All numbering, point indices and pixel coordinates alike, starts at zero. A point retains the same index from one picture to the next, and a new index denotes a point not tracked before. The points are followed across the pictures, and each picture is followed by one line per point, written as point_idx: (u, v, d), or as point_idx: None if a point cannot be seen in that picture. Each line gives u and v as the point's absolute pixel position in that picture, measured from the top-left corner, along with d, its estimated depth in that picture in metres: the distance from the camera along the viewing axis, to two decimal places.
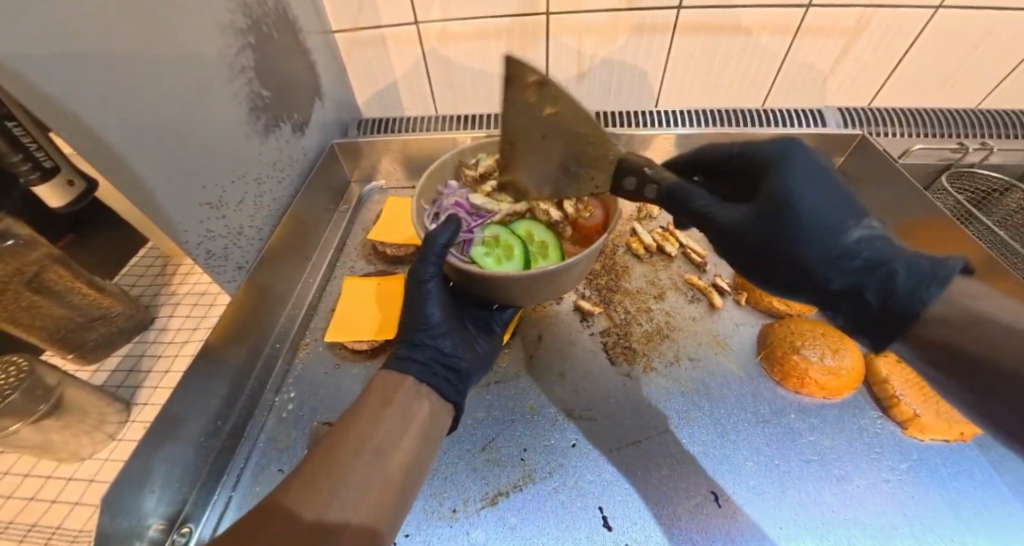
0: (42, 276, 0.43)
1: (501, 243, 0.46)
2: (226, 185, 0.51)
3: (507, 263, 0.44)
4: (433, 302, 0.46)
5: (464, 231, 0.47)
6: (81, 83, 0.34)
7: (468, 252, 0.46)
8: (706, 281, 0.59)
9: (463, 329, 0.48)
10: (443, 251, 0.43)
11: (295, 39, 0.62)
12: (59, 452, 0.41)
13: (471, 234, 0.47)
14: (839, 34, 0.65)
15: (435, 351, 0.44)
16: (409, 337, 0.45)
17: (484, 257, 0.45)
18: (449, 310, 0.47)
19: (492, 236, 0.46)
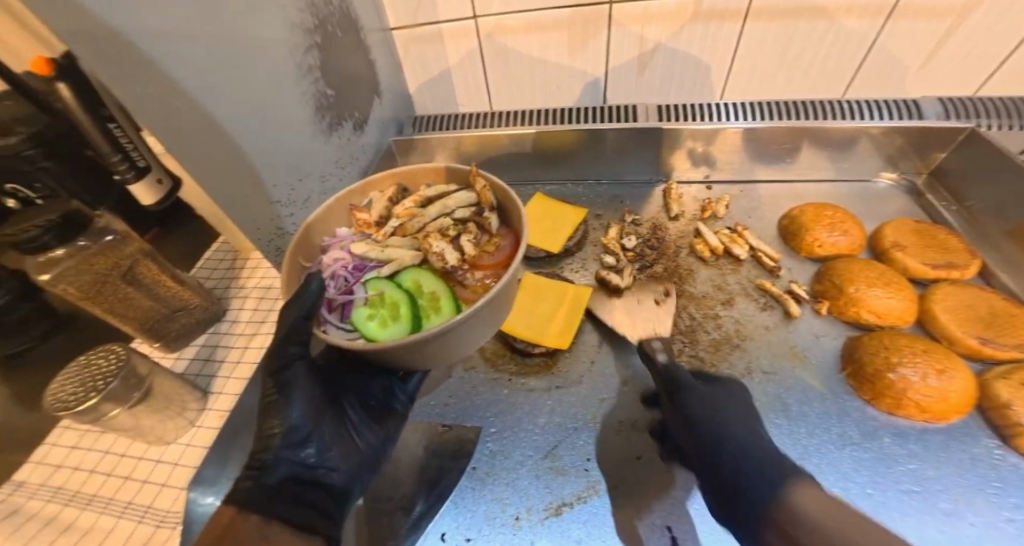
0: (134, 270, 0.46)
1: (386, 301, 0.38)
2: (294, 184, 0.52)
3: (391, 325, 0.36)
4: (296, 401, 0.37)
5: (343, 293, 0.40)
6: (174, 85, 0.35)
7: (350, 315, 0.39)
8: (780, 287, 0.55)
9: (343, 420, 0.42)
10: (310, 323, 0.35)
11: (356, 37, 0.63)
12: (148, 435, 0.44)
13: (352, 295, 0.40)
14: (941, 14, 0.58)
15: (294, 464, 0.37)
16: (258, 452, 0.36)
17: (366, 321, 0.37)
18: (318, 403, 0.40)
19: (373, 294, 0.39)
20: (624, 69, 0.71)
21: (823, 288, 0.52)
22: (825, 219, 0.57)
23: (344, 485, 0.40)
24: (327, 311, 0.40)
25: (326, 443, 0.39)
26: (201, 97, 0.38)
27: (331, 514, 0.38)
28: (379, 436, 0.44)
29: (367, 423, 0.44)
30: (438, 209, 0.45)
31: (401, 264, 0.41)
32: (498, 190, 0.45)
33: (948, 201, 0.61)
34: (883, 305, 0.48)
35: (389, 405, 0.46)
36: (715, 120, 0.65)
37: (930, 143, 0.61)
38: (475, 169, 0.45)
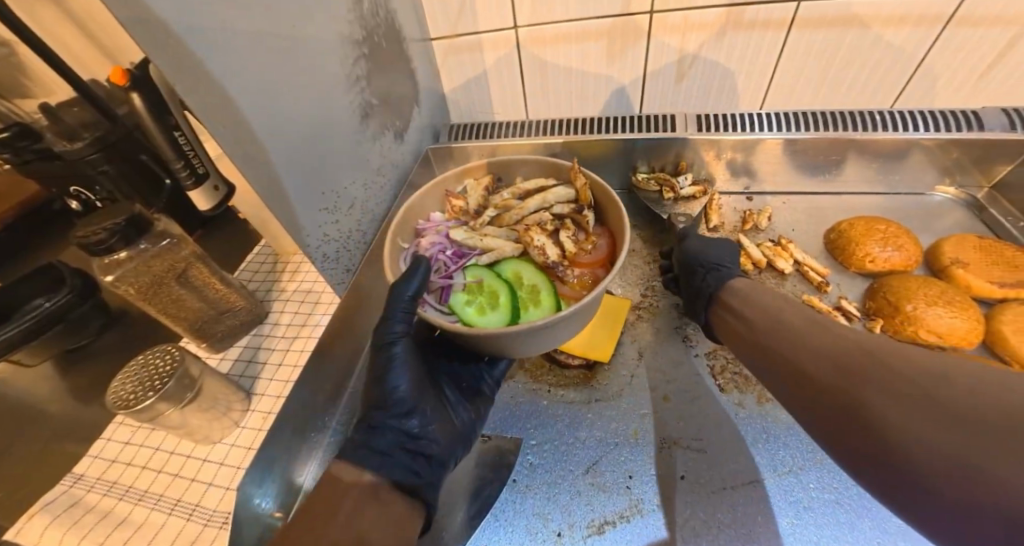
0: (187, 272, 0.47)
1: (485, 289, 0.44)
2: (340, 191, 0.53)
3: (491, 311, 0.42)
4: (401, 374, 0.41)
5: (442, 277, 0.46)
6: (237, 94, 0.37)
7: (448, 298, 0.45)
8: (828, 304, 0.53)
9: (439, 398, 0.45)
10: (412, 303, 0.41)
11: (400, 47, 0.64)
12: (196, 434, 0.45)
13: (449, 281, 0.46)
14: (1003, 23, 0.56)
15: (399, 432, 0.40)
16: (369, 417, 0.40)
17: (466, 306, 0.43)
18: (419, 381, 0.43)
19: (476, 281, 0.44)
20: (662, 79, 0.70)
21: (877, 305, 0.50)
22: (876, 232, 0.54)
23: (443, 457, 0.42)
24: (427, 293, 0.45)
25: (428, 416, 0.42)
26: (261, 106, 0.40)
27: (429, 480, 0.40)
28: (471, 415, 0.46)
29: (459, 402, 0.46)
30: (537, 202, 0.50)
31: (501, 254, 0.47)
32: (596, 189, 0.48)
33: (1013, 215, 0.59)
34: (946, 324, 0.46)
35: (478, 387, 0.48)
36: (758, 131, 0.64)
37: (988, 156, 0.58)
38: (577, 167, 0.48)
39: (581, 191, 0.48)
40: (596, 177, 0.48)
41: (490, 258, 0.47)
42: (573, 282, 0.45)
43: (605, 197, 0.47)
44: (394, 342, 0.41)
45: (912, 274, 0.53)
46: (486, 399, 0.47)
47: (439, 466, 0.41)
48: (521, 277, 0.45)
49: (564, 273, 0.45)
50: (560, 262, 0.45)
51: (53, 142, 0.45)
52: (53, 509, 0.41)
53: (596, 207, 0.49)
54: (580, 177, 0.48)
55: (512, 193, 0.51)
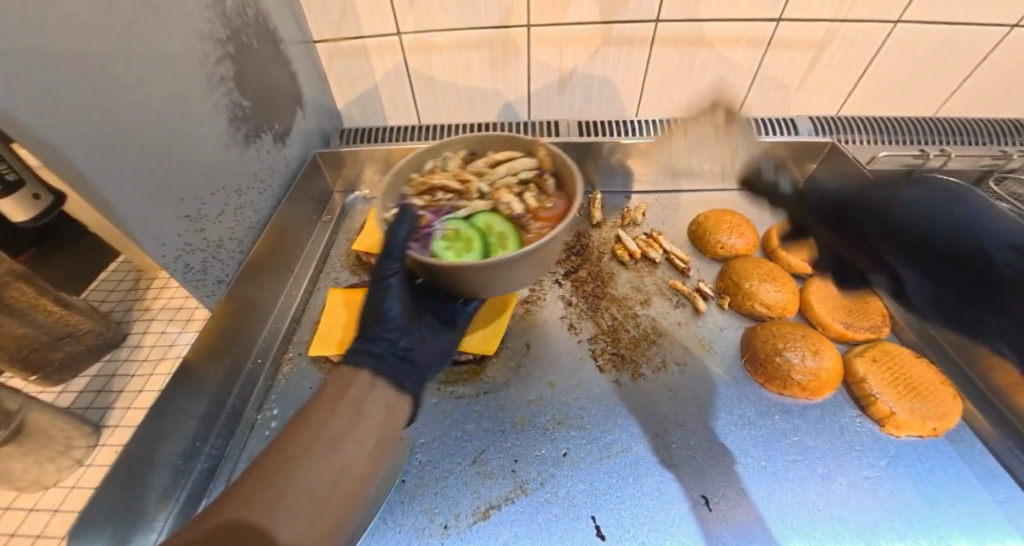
0: (3, 295, 0.39)
1: (461, 237, 0.42)
2: (204, 198, 0.49)
3: (468, 254, 0.40)
4: (394, 297, 0.44)
5: (424, 226, 0.44)
6: (52, 89, 0.33)
7: (429, 246, 0.42)
8: (689, 286, 0.60)
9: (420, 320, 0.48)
10: (404, 245, 0.41)
11: (276, 48, 0.61)
12: (20, 481, 0.39)
13: (430, 229, 0.43)
14: (807, 47, 0.68)
15: (391, 346, 0.43)
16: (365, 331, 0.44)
17: (445, 250, 0.41)
18: (408, 305, 0.46)
19: (454, 230, 0.43)
20: (546, 88, 0.75)
21: (725, 285, 0.58)
22: (724, 222, 0.63)
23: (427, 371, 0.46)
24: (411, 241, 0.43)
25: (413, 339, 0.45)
26: (90, 106, 0.36)
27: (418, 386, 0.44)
28: (447, 338, 0.49)
29: (438, 326, 0.49)
30: (506, 168, 0.47)
31: (474, 208, 0.45)
32: (559, 157, 0.46)
33: None
34: (774, 298, 0.54)
35: (452, 315, 0.51)
36: (626, 136, 0.71)
37: (805, 156, 0.70)
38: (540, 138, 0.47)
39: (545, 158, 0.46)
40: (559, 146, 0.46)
41: (468, 210, 0.45)
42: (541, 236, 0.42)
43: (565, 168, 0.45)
44: (391, 275, 0.43)
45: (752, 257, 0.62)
46: (462, 329, 0.51)
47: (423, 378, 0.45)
48: (491, 227, 0.43)
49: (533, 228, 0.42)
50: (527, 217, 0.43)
51: None
52: None
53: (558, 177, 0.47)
54: (544, 148, 0.47)
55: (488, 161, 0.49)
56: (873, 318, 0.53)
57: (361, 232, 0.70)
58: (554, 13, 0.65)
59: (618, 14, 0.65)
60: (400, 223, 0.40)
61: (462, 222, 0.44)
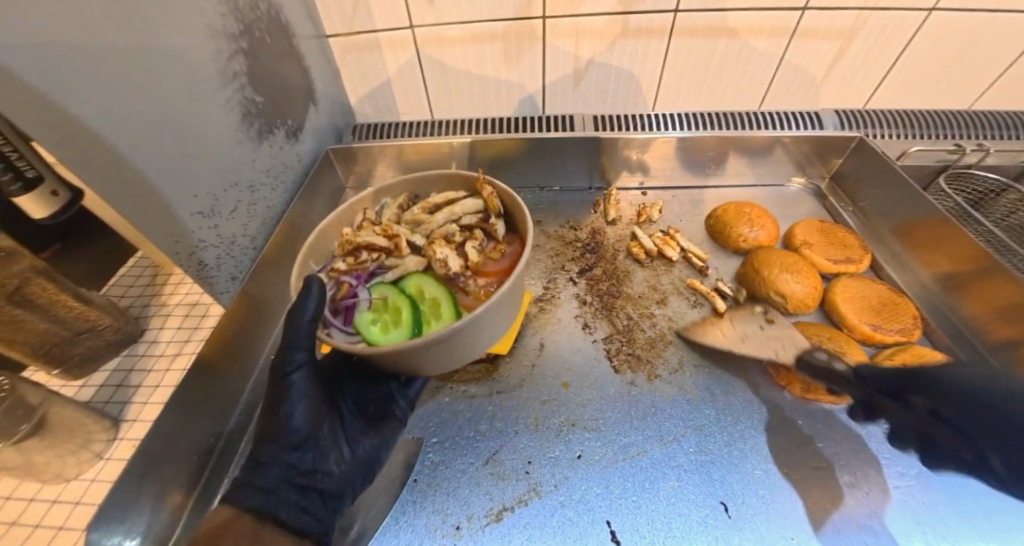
0: (25, 290, 0.40)
1: (390, 306, 0.43)
2: (218, 194, 0.49)
3: (394, 329, 0.40)
4: (297, 399, 0.40)
5: (348, 295, 0.44)
6: (66, 83, 0.33)
7: (352, 320, 0.42)
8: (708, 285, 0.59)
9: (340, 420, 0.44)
10: (312, 322, 0.39)
11: (289, 43, 0.61)
12: (43, 473, 0.39)
13: (355, 298, 0.44)
14: (833, 36, 0.65)
15: (288, 465, 0.39)
16: (262, 442, 0.39)
17: (370, 325, 0.41)
18: (319, 408, 0.42)
19: (381, 298, 0.43)
20: (561, 81, 0.74)
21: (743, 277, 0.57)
22: (744, 215, 0.61)
23: (338, 489, 0.41)
24: (332, 315, 0.43)
25: (323, 448, 0.42)
26: (104, 102, 0.36)
27: (321, 518, 0.39)
28: (375, 441, 0.44)
29: (364, 429, 0.44)
30: (445, 214, 0.50)
31: (406, 268, 0.46)
32: (502, 198, 0.50)
33: (846, 202, 0.68)
34: (794, 292, 0.53)
35: (388, 409, 0.46)
36: (642, 131, 0.69)
37: (830, 151, 0.68)
38: (483, 177, 0.50)
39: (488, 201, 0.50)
40: (504, 185, 0.50)
41: (395, 274, 0.46)
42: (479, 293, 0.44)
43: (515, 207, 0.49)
44: (293, 368, 0.40)
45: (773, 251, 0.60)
46: (398, 420, 0.46)
47: (336, 498, 0.41)
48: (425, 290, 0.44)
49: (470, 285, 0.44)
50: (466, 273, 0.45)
51: None
52: None
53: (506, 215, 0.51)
54: (487, 187, 0.50)
55: (424, 208, 0.52)
56: (904, 319, 0.51)
57: None
58: (570, 4, 0.63)
59: (636, 4, 0.63)
60: (308, 298, 0.38)
61: (391, 286, 0.45)
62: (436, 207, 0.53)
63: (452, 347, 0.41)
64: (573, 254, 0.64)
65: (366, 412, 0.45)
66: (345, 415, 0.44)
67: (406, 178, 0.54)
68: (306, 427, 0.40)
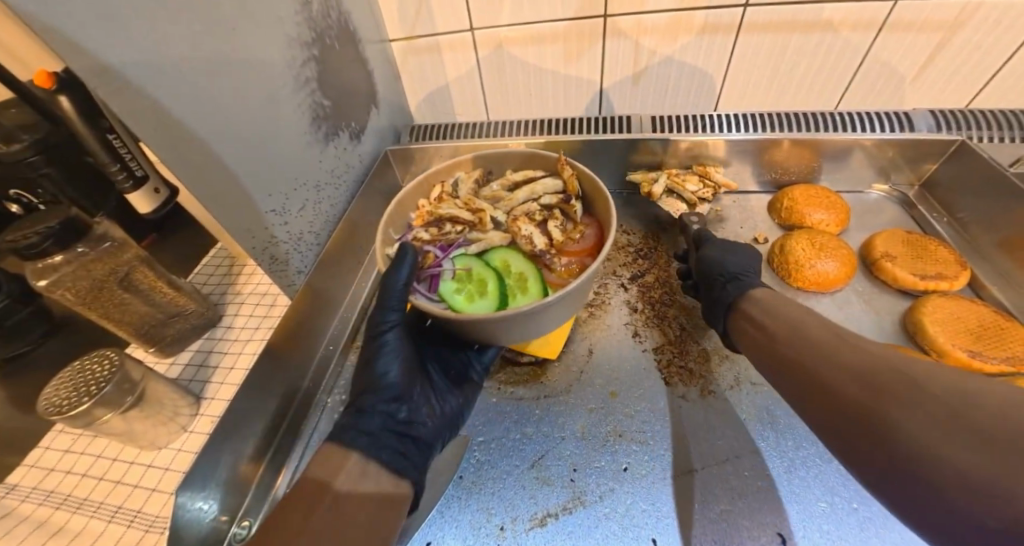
0: (132, 276, 0.47)
1: (473, 277, 0.46)
2: (289, 193, 0.53)
3: (481, 300, 0.43)
4: (391, 357, 0.43)
5: (433, 265, 0.47)
6: (167, 96, 0.36)
7: (438, 287, 0.46)
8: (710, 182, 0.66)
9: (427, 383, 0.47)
10: (404, 290, 0.42)
11: (355, 49, 0.64)
12: (140, 440, 0.45)
13: (439, 268, 0.47)
14: (931, 28, 0.58)
15: (386, 416, 0.41)
16: (365, 395, 0.42)
17: (455, 294, 0.44)
18: (411, 368, 0.45)
19: (465, 269, 0.46)
20: (619, 81, 0.72)
21: (770, 253, 0.58)
22: (816, 199, 0.61)
23: (429, 439, 0.43)
24: (417, 282, 0.46)
25: (416, 401, 0.44)
26: (198, 110, 0.39)
27: (416, 463, 0.41)
28: (458, 400, 0.47)
29: (448, 388, 0.47)
30: (526, 193, 0.52)
31: (490, 243, 0.49)
32: (584, 181, 0.51)
33: (939, 212, 0.62)
34: (827, 272, 0.53)
35: (467, 373, 0.49)
36: (702, 132, 0.66)
37: (919, 156, 0.61)
38: (564, 158, 0.51)
39: (568, 181, 0.51)
40: (585, 168, 0.50)
41: (476, 247, 0.49)
42: (563, 271, 0.47)
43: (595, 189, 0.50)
44: (387, 330, 0.44)
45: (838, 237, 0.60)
46: (473, 389, 0.49)
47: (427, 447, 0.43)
48: (509, 264, 0.47)
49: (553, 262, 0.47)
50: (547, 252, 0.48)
51: None
52: None
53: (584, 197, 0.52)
54: (567, 168, 0.51)
55: (501, 185, 0.54)
56: (1013, 347, 0.45)
57: None
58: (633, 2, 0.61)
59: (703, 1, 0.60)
60: (400, 268, 0.41)
61: (474, 259, 0.47)
62: (514, 184, 0.54)
63: (539, 323, 0.43)
64: (625, 259, 0.62)
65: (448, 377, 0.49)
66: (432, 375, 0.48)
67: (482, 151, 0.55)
68: (402, 381, 0.43)
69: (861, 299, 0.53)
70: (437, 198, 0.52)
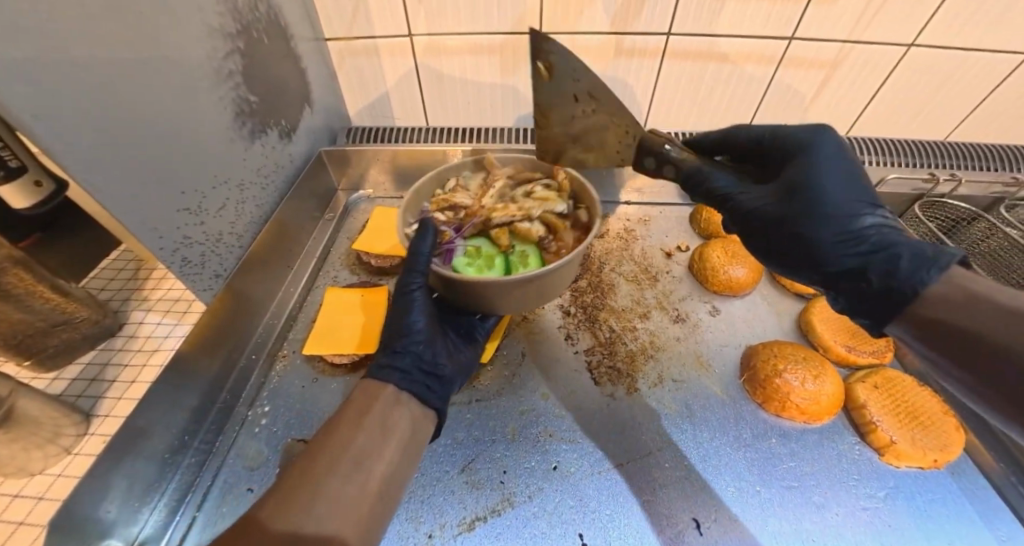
0: (3, 280, 0.39)
1: (482, 253, 0.48)
2: (206, 191, 0.49)
3: (489, 271, 0.46)
4: (419, 310, 0.45)
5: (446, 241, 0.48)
6: (56, 78, 0.33)
7: (451, 261, 0.47)
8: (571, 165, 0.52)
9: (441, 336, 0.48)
10: (428, 259, 0.44)
11: (287, 44, 0.62)
12: (7, 466, 0.38)
13: (452, 244, 0.48)
14: (819, 65, 0.67)
15: (416, 357, 0.43)
16: (390, 344, 0.44)
17: (467, 267, 0.47)
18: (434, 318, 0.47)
19: (475, 247, 0.48)
20: None
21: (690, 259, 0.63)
22: None
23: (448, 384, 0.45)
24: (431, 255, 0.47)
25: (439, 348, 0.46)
26: (95, 95, 0.36)
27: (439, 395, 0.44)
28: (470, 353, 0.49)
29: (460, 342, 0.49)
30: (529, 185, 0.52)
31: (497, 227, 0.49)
32: (576, 180, 0.51)
33: None
34: (738, 277, 0.58)
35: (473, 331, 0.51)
36: None
37: None
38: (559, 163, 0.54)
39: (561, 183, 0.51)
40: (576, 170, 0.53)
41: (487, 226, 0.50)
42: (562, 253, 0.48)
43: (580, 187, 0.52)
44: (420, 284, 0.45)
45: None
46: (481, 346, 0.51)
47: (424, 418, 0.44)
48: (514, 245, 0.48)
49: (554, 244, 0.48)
50: (548, 235, 0.48)
51: None
52: None
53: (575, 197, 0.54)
54: (561, 171, 0.51)
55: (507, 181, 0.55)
56: (877, 340, 0.52)
57: (363, 231, 0.70)
58: (567, 22, 0.65)
59: (629, 27, 0.65)
60: (425, 236, 0.43)
61: (484, 238, 0.49)
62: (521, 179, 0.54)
63: (538, 289, 0.45)
64: None
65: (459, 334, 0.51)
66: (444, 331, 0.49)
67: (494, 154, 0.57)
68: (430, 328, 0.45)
69: (765, 300, 0.59)
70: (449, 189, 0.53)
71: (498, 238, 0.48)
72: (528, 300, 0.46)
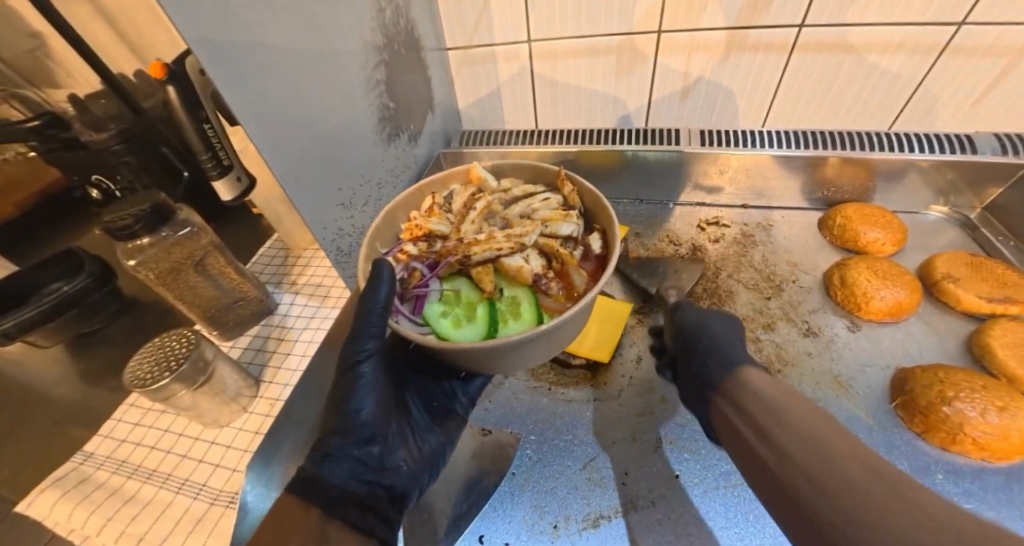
0: (205, 261, 0.50)
1: (462, 300, 0.41)
2: (356, 188, 0.55)
3: (466, 327, 0.40)
4: (367, 398, 0.41)
5: (419, 285, 0.42)
6: (264, 89, 0.39)
7: (423, 310, 0.42)
8: (574, 194, 0.47)
9: (405, 419, 0.46)
10: (382, 313, 0.38)
11: (418, 55, 0.67)
12: (206, 417, 0.46)
13: (426, 289, 0.42)
14: (995, 53, 0.58)
15: (356, 461, 0.39)
16: (324, 444, 0.39)
17: (441, 318, 0.41)
18: (386, 403, 0.43)
19: (454, 291, 0.42)
20: (667, 96, 0.73)
21: (829, 281, 0.57)
22: (871, 218, 0.60)
23: (405, 487, 0.42)
24: (401, 303, 0.42)
25: (392, 443, 0.43)
26: (287, 105, 0.42)
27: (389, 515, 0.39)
28: (441, 438, 0.47)
29: (428, 427, 0.47)
30: (522, 206, 0.48)
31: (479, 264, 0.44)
32: (586, 194, 0.47)
33: (1005, 236, 0.61)
34: (890, 299, 0.52)
35: (451, 406, 0.49)
36: (738, 147, 0.65)
37: (985, 180, 0.61)
38: (565, 174, 0.48)
39: (569, 197, 0.47)
40: (587, 184, 0.47)
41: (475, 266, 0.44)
42: (558, 295, 0.41)
43: (596, 205, 0.46)
44: (363, 360, 0.40)
45: (892, 256, 0.60)
46: (461, 418, 0.49)
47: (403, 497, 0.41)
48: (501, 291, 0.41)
49: (548, 286, 0.41)
50: (545, 274, 0.41)
51: (79, 132, 0.51)
52: (64, 485, 0.42)
53: (585, 213, 0.48)
54: (568, 184, 0.47)
55: (498, 197, 0.49)
56: None
57: None
58: (688, 19, 0.63)
59: (757, 20, 0.61)
60: (379, 287, 0.37)
61: (464, 281, 0.43)
62: (513, 200, 0.50)
63: (525, 355, 0.38)
64: (671, 269, 0.64)
65: (431, 409, 0.48)
66: (412, 411, 0.47)
67: (481, 165, 0.51)
68: (375, 421, 0.41)
69: (921, 320, 0.53)
70: (426, 211, 0.48)
71: (480, 282, 0.41)
72: (516, 363, 0.39)
